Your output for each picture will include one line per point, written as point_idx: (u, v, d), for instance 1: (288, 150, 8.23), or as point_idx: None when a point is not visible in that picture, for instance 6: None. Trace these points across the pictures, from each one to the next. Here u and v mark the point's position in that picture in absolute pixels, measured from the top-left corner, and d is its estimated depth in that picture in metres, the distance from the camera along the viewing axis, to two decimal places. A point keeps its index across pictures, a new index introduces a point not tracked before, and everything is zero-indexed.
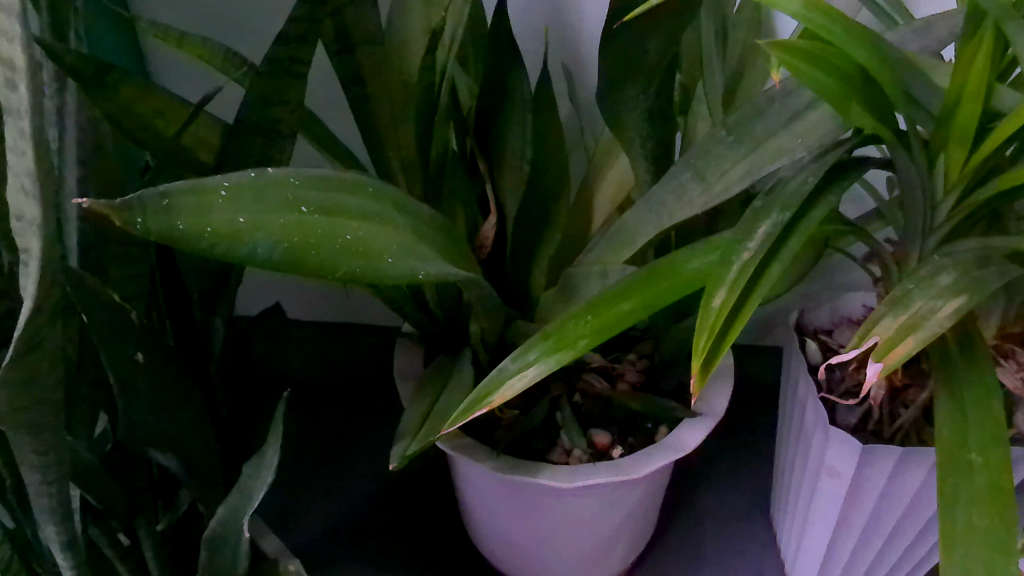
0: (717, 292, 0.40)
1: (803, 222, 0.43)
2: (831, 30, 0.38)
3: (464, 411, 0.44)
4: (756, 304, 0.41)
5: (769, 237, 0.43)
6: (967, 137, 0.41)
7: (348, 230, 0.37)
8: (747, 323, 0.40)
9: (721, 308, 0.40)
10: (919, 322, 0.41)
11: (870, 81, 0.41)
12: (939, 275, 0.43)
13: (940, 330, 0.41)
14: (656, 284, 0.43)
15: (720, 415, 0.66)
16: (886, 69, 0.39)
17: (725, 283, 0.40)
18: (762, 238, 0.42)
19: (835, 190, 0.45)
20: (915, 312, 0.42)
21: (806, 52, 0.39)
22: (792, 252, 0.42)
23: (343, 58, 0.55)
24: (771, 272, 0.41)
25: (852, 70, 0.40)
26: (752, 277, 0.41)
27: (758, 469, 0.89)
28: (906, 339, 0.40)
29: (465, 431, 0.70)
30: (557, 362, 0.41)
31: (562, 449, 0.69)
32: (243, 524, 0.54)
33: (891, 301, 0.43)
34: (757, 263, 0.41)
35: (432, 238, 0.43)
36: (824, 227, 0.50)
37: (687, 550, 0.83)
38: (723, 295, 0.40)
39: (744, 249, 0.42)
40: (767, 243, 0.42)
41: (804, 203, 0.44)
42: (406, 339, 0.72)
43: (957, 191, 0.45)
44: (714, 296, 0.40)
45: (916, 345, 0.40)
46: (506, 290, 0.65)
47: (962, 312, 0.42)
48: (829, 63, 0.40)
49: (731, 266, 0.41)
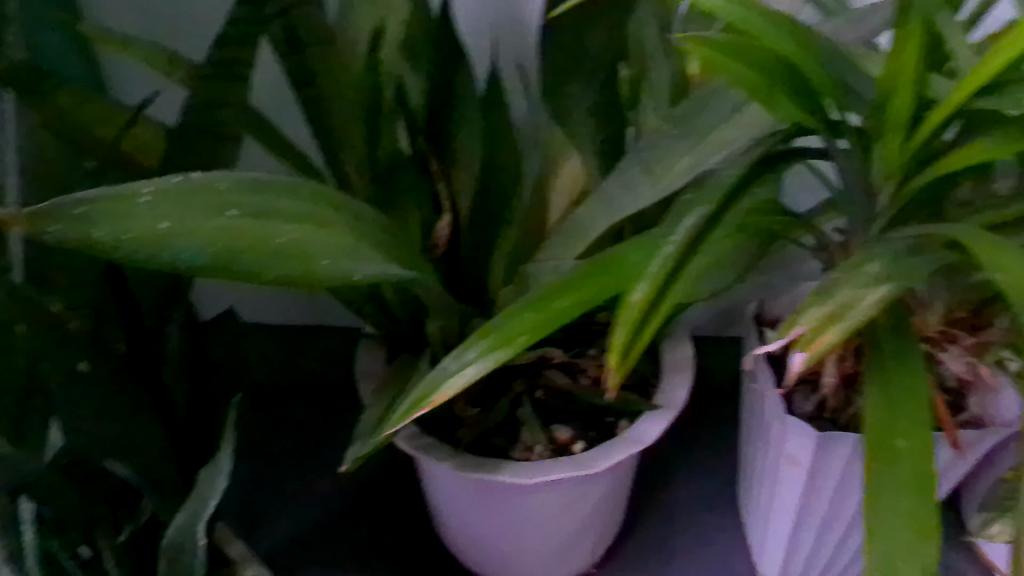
0: (637, 287, 0.41)
1: (728, 214, 0.46)
2: (755, 23, 0.38)
3: (405, 412, 0.42)
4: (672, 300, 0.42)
5: (694, 229, 0.44)
6: (902, 125, 0.41)
7: (281, 233, 0.36)
8: (661, 321, 0.42)
9: (641, 302, 0.41)
10: (844, 312, 0.40)
11: (793, 73, 0.41)
12: (867, 264, 0.42)
13: (863, 320, 0.39)
14: (594, 275, 0.42)
15: (679, 408, 0.67)
16: (809, 60, 0.39)
17: (648, 276, 0.41)
18: (687, 230, 0.44)
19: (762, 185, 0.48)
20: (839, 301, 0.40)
21: (724, 45, 0.39)
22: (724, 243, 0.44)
23: (292, 59, 0.55)
24: (692, 267, 0.43)
25: (774, 62, 0.40)
26: (673, 272, 0.43)
27: (725, 457, 0.90)
28: (827, 330, 0.39)
29: (426, 429, 0.70)
30: (498, 361, 0.40)
31: (524, 445, 0.70)
32: (200, 530, 0.54)
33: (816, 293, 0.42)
34: (680, 257, 0.43)
35: (376, 237, 0.42)
36: (779, 216, 0.48)
37: (656, 541, 0.83)
38: (643, 289, 0.41)
39: (668, 243, 0.43)
40: (689, 236, 0.43)
41: (728, 196, 0.46)
42: (368, 339, 0.73)
43: (894, 180, 0.45)
44: (634, 290, 0.41)
45: (839, 337, 0.39)
46: (460, 287, 0.66)
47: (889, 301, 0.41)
48: (751, 56, 0.40)
49: (653, 259, 0.42)
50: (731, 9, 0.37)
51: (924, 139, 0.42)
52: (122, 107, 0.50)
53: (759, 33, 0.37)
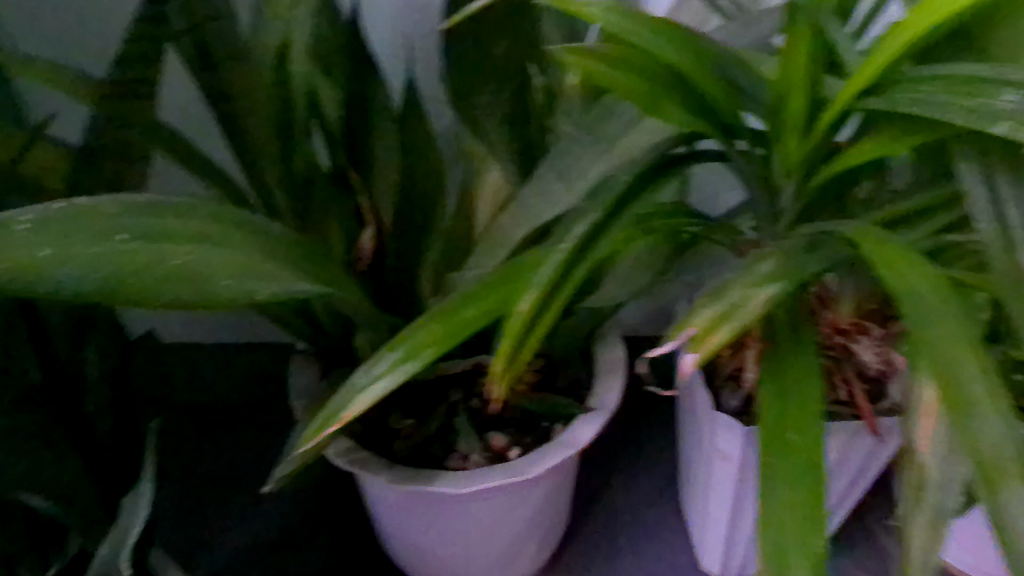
0: (524, 297, 0.41)
1: (618, 221, 0.46)
2: (640, 34, 0.38)
3: (313, 429, 0.42)
4: (558, 305, 0.44)
5: (583, 237, 0.44)
6: (799, 125, 0.42)
7: (176, 255, 0.36)
8: (547, 327, 0.43)
9: (527, 313, 0.41)
10: (733, 308, 0.33)
11: (681, 79, 0.41)
12: (762, 260, 0.36)
13: (753, 321, 0.33)
14: (495, 281, 0.43)
15: (612, 410, 0.68)
16: (699, 67, 0.39)
17: (535, 287, 0.41)
18: (575, 237, 0.43)
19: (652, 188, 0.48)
20: (731, 300, 0.33)
21: (605, 57, 0.39)
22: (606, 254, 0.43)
23: (205, 75, 0.53)
24: (575, 276, 0.44)
25: (659, 70, 0.40)
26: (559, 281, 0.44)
27: (665, 453, 0.91)
28: (720, 327, 0.33)
29: (361, 443, 0.69)
30: (406, 374, 0.40)
31: (459, 454, 0.70)
32: (124, 564, 0.50)
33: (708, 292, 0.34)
34: (563, 264, 0.42)
35: (285, 253, 0.42)
36: (674, 219, 0.48)
37: (602, 541, 0.84)
38: (529, 299, 0.41)
39: (555, 252, 0.43)
40: (575, 244, 0.43)
41: (619, 201, 0.47)
42: (300, 354, 0.72)
43: (795, 178, 0.46)
44: (521, 300, 0.41)
45: (731, 336, 0.32)
46: (386, 297, 0.65)
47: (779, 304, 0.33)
48: (632, 64, 0.40)
49: (542, 269, 0.42)
50: (619, 19, 0.38)
51: (818, 139, 0.43)
52: (21, 128, 0.48)
53: (642, 43, 0.38)
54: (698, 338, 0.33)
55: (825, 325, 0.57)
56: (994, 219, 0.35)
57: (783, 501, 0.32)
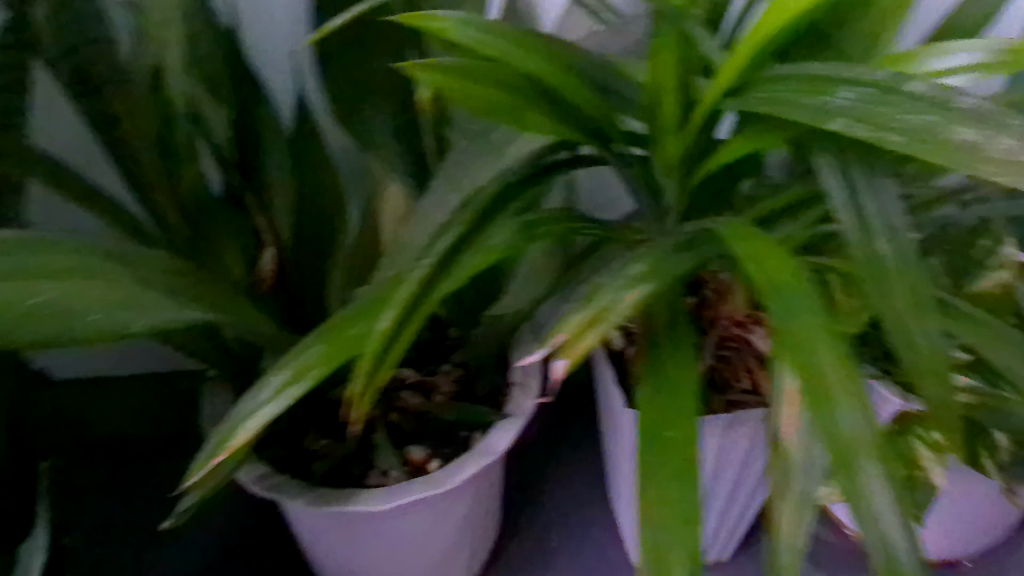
0: (384, 315, 0.40)
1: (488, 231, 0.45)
2: (500, 48, 0.38)
3: (201, 461, 0.41)
4: (415, 325, 0.43)
5: (445, 252, 0.44)
6: (671, 125, 0.44)
7: (36, 295, 0.35)
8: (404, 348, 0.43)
9: (387, 330, 0.40)
10: (607, 310, 0.33)
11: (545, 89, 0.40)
12: (635, 262, 0.36)
13: (625, 318, 0.33)
14: (378, 295, 0.42)
15: (529, 413, 0.68)
16: (562, 76, 0.39)
17: (394, 306, 0.41)
18: (438, 252, 0.43)
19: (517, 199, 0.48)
20: (602, 302, 0.34)
21: (458, 71, 0.39)
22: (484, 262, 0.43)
23: (83, 101, 0.51)
24: (432, 299, 0.42)
25: (522, 81, 0.40)
26: (417, 300, 0.42)
27: (592, 453, 0.92)
28: (593, 330, 0.33)
29: (278, 468, 0.68)
30: (291, 398, 0.40)
31: (379, 471, 0.69)
32: None
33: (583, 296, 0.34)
34: (423, 280, 0.42)
35: (165, 283, 0.41)
36: (560, 225, 0.47)
37: (535, 547, 0.84)
38: (386, 318, 0.40)
39: (418, 267, 0.42)
40: (440, 257, 0.43)
41: (483, 215, 0.46)
42: (211, 383, 0.70)
43: (675, 176, 0.47)
44: (378, 319, 0.40)
45: (603, 338, 0.33)
46: (294, 318, 0.64)
47: (651, 303, 0.34)
48: (490, 78, 0.39)
49: (405, 286, 0.42)
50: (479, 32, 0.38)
51: (690, 136, 0.44)
52: None
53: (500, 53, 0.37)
54: (572, 337, 0.33)
55: (726, 321, 0.58)
56: (850, 208, 0.37)
57: (659, 491, 0.33)
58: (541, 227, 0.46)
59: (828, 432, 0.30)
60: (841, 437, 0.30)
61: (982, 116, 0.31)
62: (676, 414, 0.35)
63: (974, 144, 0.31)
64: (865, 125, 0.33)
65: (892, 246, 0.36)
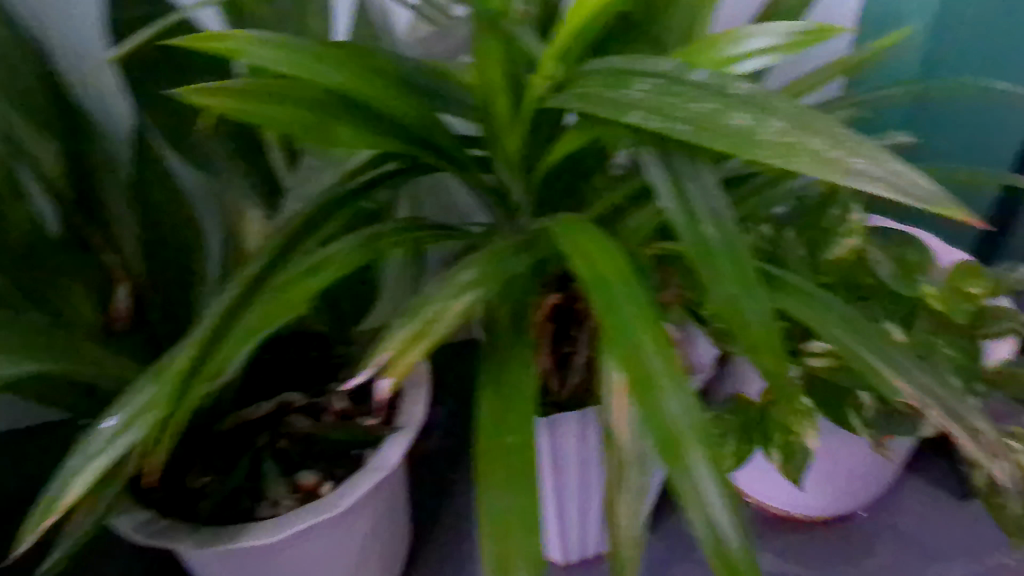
0: (179, 353, 0.39)
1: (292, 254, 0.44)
2: (297, 63, 0.36)
3: (37, 520, 0.39)
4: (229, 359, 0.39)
5: (247, 279, 0.42)
6: (505, 124, 0.43)
7: None
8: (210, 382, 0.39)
9: (186, 365, 0.39)
10: (430, 325, 0.33)
11: (356, 104, 0.39)
12: (465, 269, 0.36)
13: (451, 331, 0.33)
14: (211, 329, 0.40)
15: (419, 424, 0.66)
16: (370, 86, 0.38)
17: (192, 341, 0.39)
18: (242, 277, 0.42)
19: (328, 220, 0.47)
20: (426, 315, 0.33)
21: (247, 92, 0.38)
22: (323, 284, 0.40)
23: None
24: (228, 334, 0.40)
25: (324, 96, 0.38)
26: (220, 328, 0.40)
27: None
28: (415, 347, 0.32)
29: (158, 510, 0.64)
30: (127, 445, 0.38)
31: (270, 501, 0.67)
32: None
33: (409, 311, 0.34)
34: (222, 314, 0.40)
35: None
36: (405, 237, 0.47)
37: (448, 558, 0.83)
38: (184, 354, 0.39)
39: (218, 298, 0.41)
40: (244, 283, 0.42)
41: (291, 241, 0.45)
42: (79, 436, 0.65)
43: (518, 176, 0.47)
44: (176, 354, 0.39)
45: (424, 355, 0.32)
46: None
47: (478, 311, 0.34)
48: (286, 95, 0.38)
49: (205, 322, 0.40)
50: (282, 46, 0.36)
51: (524, 136, 0.44)
52: None
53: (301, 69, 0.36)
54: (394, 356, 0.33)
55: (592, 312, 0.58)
56: (676, 198, 0.37)
57: (507, 498, 0.33)
58: (384, 243, 0.45)
59: (655, 426, 0.31)
60: (671, 430, 0.31)
61: (750, 101, 0.32)
62: (514, 419, 0.35)
63: (746, 129, 0.31)
64: (655, 117, 0.33)
65: (717, 231, 0.37)
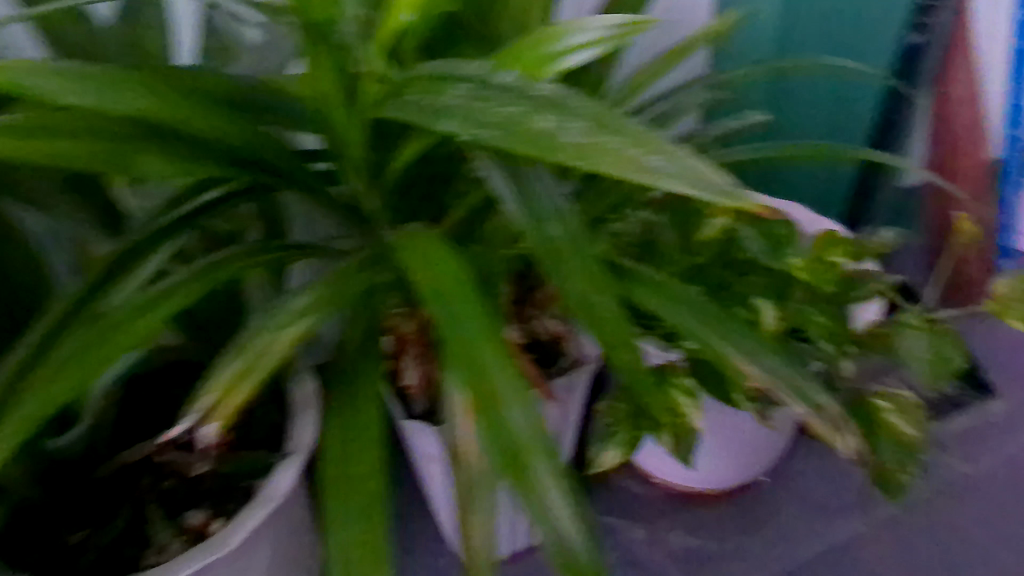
0: None
1: (110, 291, 0.43)
2: (83, 95, 0.33)
3: None
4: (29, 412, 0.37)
5: (47, 328, 0.41)
6: (346, 138, 0.41)
7: None
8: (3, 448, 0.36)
9: None
10: (257, 358, 0.32)
11: (163, 134, 0.37)
12: (297, 296, 0.35)
13: (280, 361, 0.32)
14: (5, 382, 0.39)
15: (311, 444, 0.59)
16: (171, 113, 0.35)
17: None
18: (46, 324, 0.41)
19: (155, 254, 0.44)
20: (255, 350, 0.32)
21: (40, 125, 0.34)
22: (156, 323, 0.38)
23: None
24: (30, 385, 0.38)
25: (124, 127, 0.36)
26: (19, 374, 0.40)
27: None
28: (240, 381, 0.32)
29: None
30: None
31: (156, 549, 0.58)
32: None
33: (237, 349, 0.33)
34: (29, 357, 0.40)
35: None
36: (254, 259, 0.44)
37: None
38: None
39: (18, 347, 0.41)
40: (47, 327, 0.41)
41: (104, 279, 0.43)
42: None
43: (371, 192, 0.44)
44: None
45: (251, 387, 0.31)
46: None
47: (310, 337, 0.33)
48: (81, 129, 0.35)
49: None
50: (68, 82, 0.33)
51: (368, 149, 0.42)
52: None
53: (89, 104, 0.33)
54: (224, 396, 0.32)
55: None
56: (520, 202, 0.37)
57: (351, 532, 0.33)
58: (229, 266, 0.42)
59: (500, 437, 0.30)
60: (519, 437, 0.31)
61: (554, 105, 0.31)
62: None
63: (551, 133, 0.30)
64: (470, 126, 0.32)
65: (561, 229, 0.36)
